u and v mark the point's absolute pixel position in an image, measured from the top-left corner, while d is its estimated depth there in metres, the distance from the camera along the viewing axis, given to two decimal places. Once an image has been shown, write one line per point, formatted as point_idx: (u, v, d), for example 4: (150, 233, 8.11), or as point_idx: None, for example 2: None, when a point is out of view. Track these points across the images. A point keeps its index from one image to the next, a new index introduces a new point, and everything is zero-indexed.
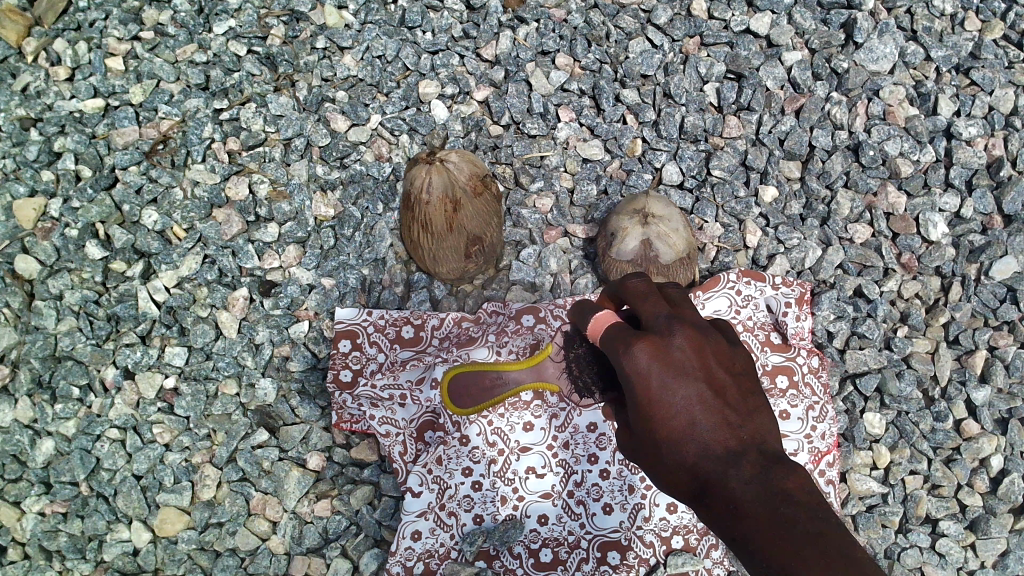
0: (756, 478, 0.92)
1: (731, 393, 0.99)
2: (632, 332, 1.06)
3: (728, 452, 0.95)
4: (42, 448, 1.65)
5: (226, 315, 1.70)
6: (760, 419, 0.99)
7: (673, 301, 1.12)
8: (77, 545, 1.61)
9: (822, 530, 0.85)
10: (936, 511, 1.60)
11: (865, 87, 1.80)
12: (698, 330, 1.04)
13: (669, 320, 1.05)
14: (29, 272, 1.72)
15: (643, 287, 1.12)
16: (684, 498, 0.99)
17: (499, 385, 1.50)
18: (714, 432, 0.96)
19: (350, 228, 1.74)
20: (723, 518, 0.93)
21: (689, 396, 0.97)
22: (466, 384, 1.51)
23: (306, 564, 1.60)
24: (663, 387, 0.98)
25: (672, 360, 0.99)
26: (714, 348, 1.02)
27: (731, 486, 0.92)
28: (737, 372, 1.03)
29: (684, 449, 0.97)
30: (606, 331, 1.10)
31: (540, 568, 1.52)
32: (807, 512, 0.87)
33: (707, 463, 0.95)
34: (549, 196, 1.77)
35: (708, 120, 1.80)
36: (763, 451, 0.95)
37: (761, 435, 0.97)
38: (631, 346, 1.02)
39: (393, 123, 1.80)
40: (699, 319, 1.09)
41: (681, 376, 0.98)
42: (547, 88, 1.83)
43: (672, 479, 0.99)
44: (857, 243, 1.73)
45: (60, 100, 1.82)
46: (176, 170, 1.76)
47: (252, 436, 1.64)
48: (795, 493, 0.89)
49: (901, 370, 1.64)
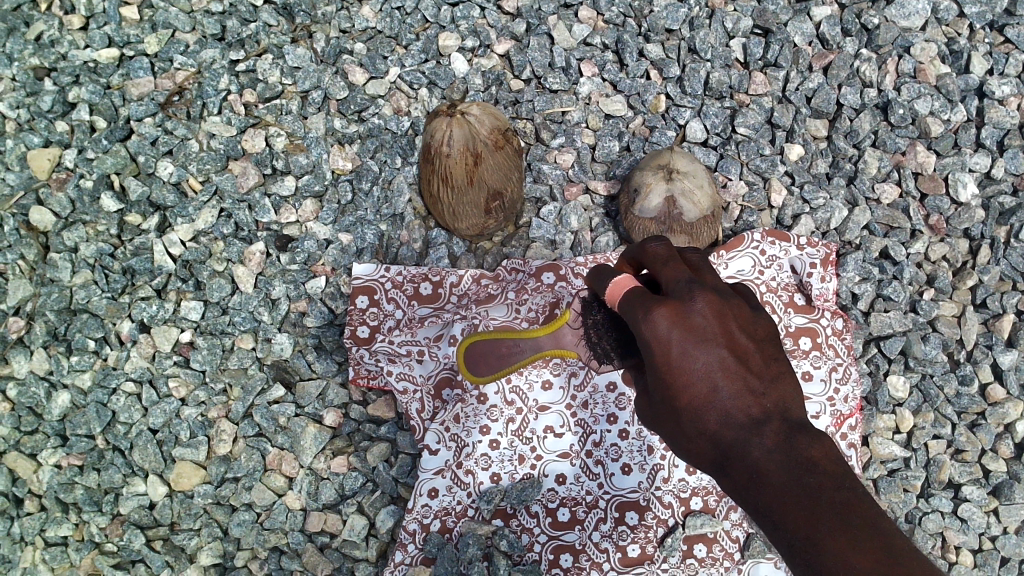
0: (780, 447, 0.90)
1: (754, 359, 0.97)
2: (650, 295, 1.03)
3: (752, 420, 0.93)
4: (58, 401, 1.64)
5: (243, 269, 1.68)
6: (783, 383, 0.97)
7: (694, 264, 1.09)
8: (94, 498, 1.60)
9: (848, 502, 0.83)
10: (959, 476, 1.58)
11: (895, 45, 1.77)
12: (719, 294, 1.00)
13: (689, 283, 1.01)
14: (44, 223, 1.70)
15: (662, 250, 1.08)
16: (705, 464, 0.98)
17: (516, 352, 1.45)
18: (736, 399, 0.94)
19: (368, 182, 1.72)
20: (746, 488, 0.92)
21: (710, 363, 0.95)
22: (483, 352, 1.47)
23: (322, 520, 1.60)
24: (684, 354, 0.96)
25: (693, 327, 0.96)
26: (736, 311, 0.99)
27: (755, 456, 0.91)
28: (758, 336, 1.01)
29: (706, 417, 0.96)
30: (625, 295, 1.07)
31: (557, 527, 1.52)
32: (832, 484, 0.85)
33: (730, 432, 0.94)
34: (571, 152, 1.73)
35: (734, 76, 1.76)
36: (786, 419, 0.94)
37: (785, 402, 0.96)
38: (651, 312, 0.99)
39: (412, 77, 1.76)
40: (720, 281, 1.05)
41: (702, 341, 0.96)
42: (570, 42, 1.79)
43: (694, 446, 0.99)
44: (884, 204, 1.70)
45: (74, 49, 1.78)
46: (191, 123, 1.74)
47: (269, 392, 1.64)
48: (820, 463, 0.88)
49: (926, 334, 1.63)
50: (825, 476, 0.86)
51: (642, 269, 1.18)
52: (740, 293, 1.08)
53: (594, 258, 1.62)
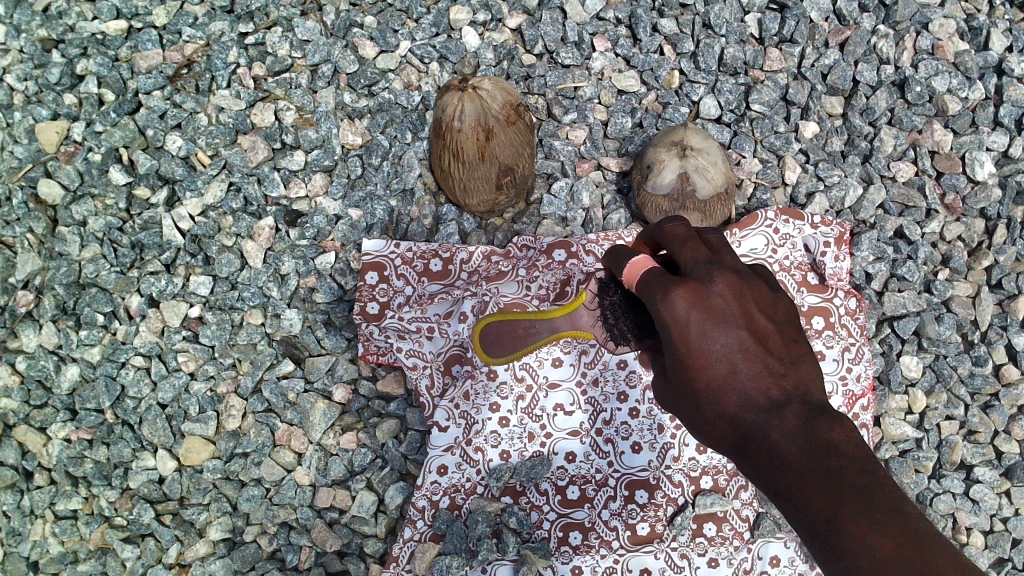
0: (801, 429, 0.90)
1: (774, 340, 0.97)
2: (669, 276, 1.02)
3: (771, 402, 0.93)
4: (67, 375, 1.63)
5: (252, 244, 1.67)
6: (802, 366, 0.98)
7: (712, 244, 1.08)
8: (103, 472, 1.61)
9: (870, 485, 0.82)
10: (971, 457, 1.58)
11: (914, 20, 1.74)
12: (738, 275, 1.00)
13: (708, 264, 1.00)
14: (52, 197, 1.69)
15: (680, 230, 1.07)
16: (724, 446, 0.98)
17: (533, 333, 1.43)
18: (755, 381, 0.94)
19: (378, 157, 1.70)
20: (766, 470, 0.91)
21: (729, 344, 0.95)
22: (499, 333, 1.45)
23: (331, 496, 1.59)
24: (703, 335, 0.96)
25: (712, 308, 0.96)
26: (755, 292, 0.99)
27: (774, 438, 0.91)
28: (778, 318, 1.00)
29: (724, 399, 0.96)
30: (642, 276, 1.06)
31: (567, 505, 1.51)
32: (854, 466, 0.84)
33: (749, 414, 0.94)
34: (583, 128, 1.72)
35: (749, 52, 1.74)
36: (807, 401, 0.93)
37: (804, 384, 0.96)
38: (669, 293, 0.98)
39: (422, 51, 1.75)
40: (739, 262, 1.05)
41: (721, 323, 0.95)
42: (583, 16, 1.76)
43: (712, 428, 0.98)
44: (899, 181, 1.68)
45: (81, 21, 1.76)
46: (200, 96, 1.72)
47: (278, 367, 1.63)
48: (841, 445, 0.87)
49: (940, 314, 1.61)
50: (847, 458, 0.85)
51: (660, 251, 1.17)
52: (759, 274, 1.08)
53: (606, 235, 1.61)
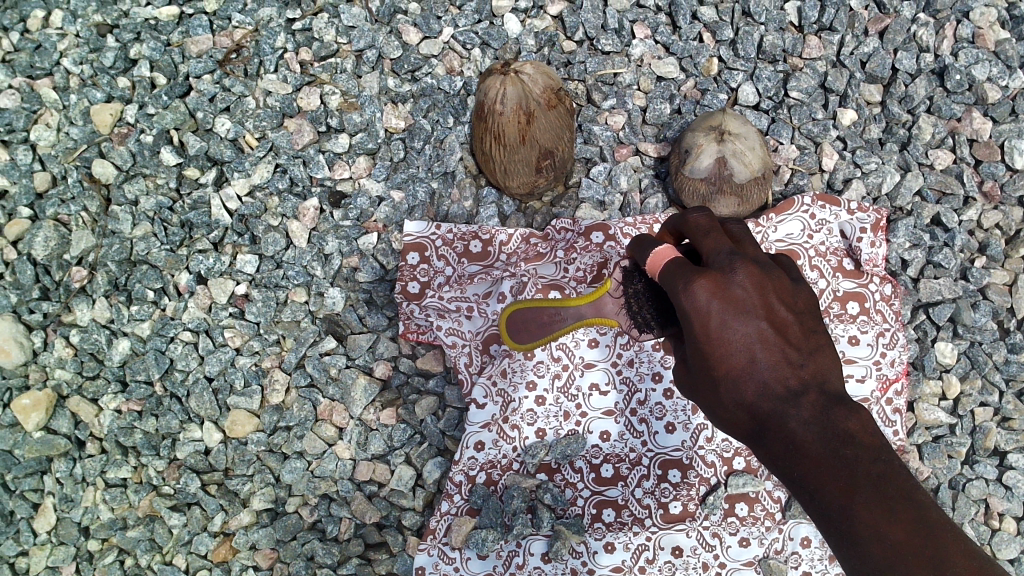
0: (817, 419, 0.94)
1: (793, 330, 1.00)
2: (691, 266, 1.05)
3: (789, 390, 0.97)
4: (118, 348, 1.69)
5: (297, 224, 1.72)
6: (821, 356, 1.00)
7: (735, 236, 1.11)
8: (152, 442, 1.66)
9: (885, 475, 0.87)
10: (1004, 443, 1.60)
11: (955, 9, 1.74)
12: (759, 265, 1.03)
13: (730, 255, 1.04)
14: (106, 176, 1.74)
15: (704, 221, 1.11)
16: (742, 433, 1.02)
17: (556, 321, 1.43)
18: (774, 370, 0.97)
19: (420, 140, 1.74)
20: (783, 457, 0.96)
21: (749, 334, 0.98)
22: (524, 320, 1.46)
23: (371, 469, 1.65)
24: (723, 325, 0.99)
25: (732, 298, 0.99)
26: (776, 283, 1.02)
27: (791, 427, 0.95)
28: (798, 308, 1.03)
29: (743, 387, 0.99)
30: (666, 266, 1.09)
31: (600, 483, 1.54)
32: (869, 455, 0.89)
33: (766, 402, 0.97)
34: (622, 113, 1.75)
35: (789, 40, 1.75)
36: (824, 391, 0.97)
37: (823, 373, 0.99)
38: (691, 283, 1.02)
39: (465, 37, 1.77)
40: (761, 253, 1.08)
41: (742, 313, 0.99)
42: (623, 3, 1.78)
43: (729, 415, 1.02)
44: (937, 169, 1.69)
45: (135, 6, 1.80)
46: (249, 80, 1.76)
47: (321, 344, 1.67)
48: (858, 436, 0.91)
49: (977, 301, 1.63)
50: (863, 448, 0.90)
51: (682, 239, 1.19)
52: (780, 264, 1.10)
53: (643, 218, 1.63)
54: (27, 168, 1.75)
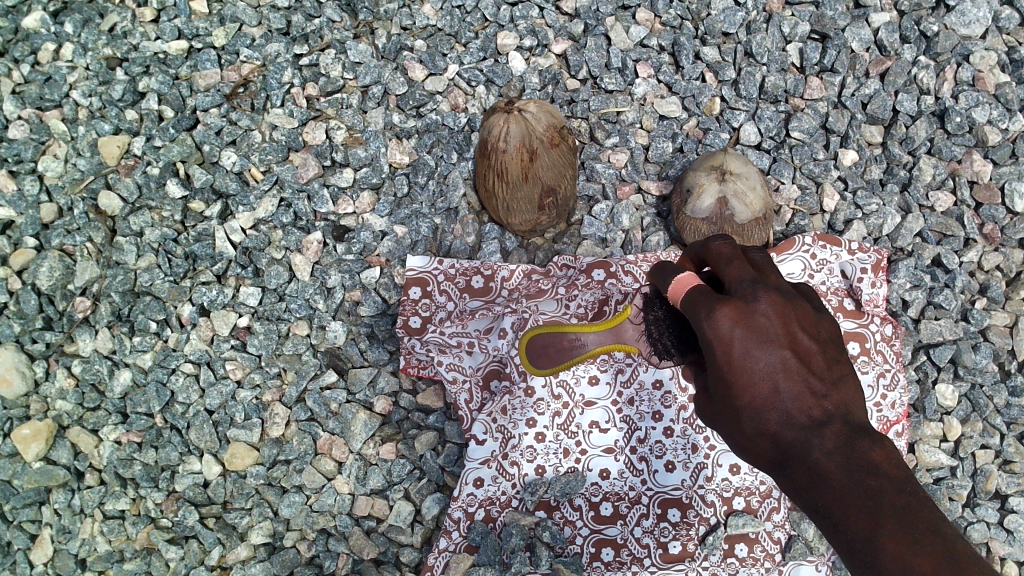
0: (841, 450, 0.94)
1: (817, 360, 1.00)
2: (713, 296, 1.05)
3: (813, 421, 0.96)
4: (119, 379, 1.69)
5: (300, 258, 1.73)
6: (844, 386, 0.99)
7: (756, 263, 1.11)
8: (151, 474, 1.65)
9: (910, 506, 0.87)
10: (1005, 487, 1.60)
11: (955, 52, 1.76)
12: (782, 294, 1.03)
13: (752, 283, 1.03)
14: (112, 208, 1.75)
15: (725, 249, 1.11)
16: (766, 463, 1.02)
17: (577, 347, 1.42)
18: (797, 400, 0.97)
19: (425, 176, 1.76)
20: (808, 488, 0.96)
21: (772, 363, 0.98)
22: (544, 346, 1.44)
23: (369, 504, 1.65)
24: (747, 354, 0.99)
25: (756, 327, 0.99)
26: (799, 312, 1.02)
27: (815, 457, 0.95)
28: (821, 337, 1.02)
29: (766, 416, 0.99)
30: (688, 293, 1.09)
31: (599, 521, 1.54)
32: (894, 486, 0.89)
33: (790, 432, 0.97)
34: (624, 152, 1.76)
35: (790, 81, 1.77)
36: (848, 422, 0.96)
37: (847, 405, 0.98)
38: (714, 311, 1.01)
39: (470, 74, 1.80)
40: (784, 281, 1.08)
41: (765, 342, 0.98)
42: (626, 43, 1.80)
43: (753, 445, 1.02)
44: (938, 211, 1.70)
45: (146, 40, 1.82)
46: (255, 114, 1.78)
47: (321, 377, 1.68)
48: (882, 466, 0.91)
49: (978, 343, 1.63)
50: (887, 479, 0.90)
51: (703, 266, 1.20)
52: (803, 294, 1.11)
53: (644, 257, 1.66)
54: (34, 199, 1.76)
